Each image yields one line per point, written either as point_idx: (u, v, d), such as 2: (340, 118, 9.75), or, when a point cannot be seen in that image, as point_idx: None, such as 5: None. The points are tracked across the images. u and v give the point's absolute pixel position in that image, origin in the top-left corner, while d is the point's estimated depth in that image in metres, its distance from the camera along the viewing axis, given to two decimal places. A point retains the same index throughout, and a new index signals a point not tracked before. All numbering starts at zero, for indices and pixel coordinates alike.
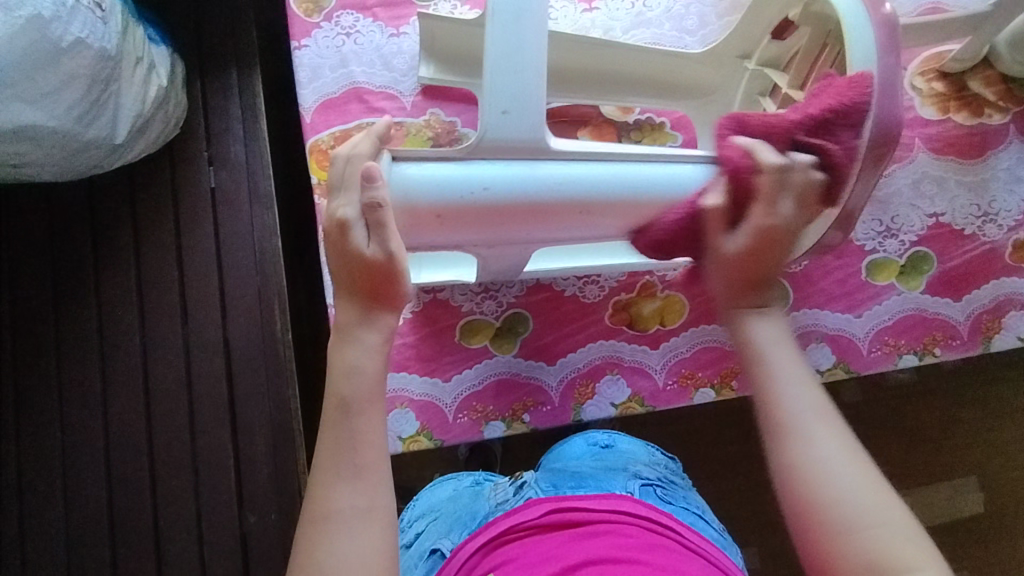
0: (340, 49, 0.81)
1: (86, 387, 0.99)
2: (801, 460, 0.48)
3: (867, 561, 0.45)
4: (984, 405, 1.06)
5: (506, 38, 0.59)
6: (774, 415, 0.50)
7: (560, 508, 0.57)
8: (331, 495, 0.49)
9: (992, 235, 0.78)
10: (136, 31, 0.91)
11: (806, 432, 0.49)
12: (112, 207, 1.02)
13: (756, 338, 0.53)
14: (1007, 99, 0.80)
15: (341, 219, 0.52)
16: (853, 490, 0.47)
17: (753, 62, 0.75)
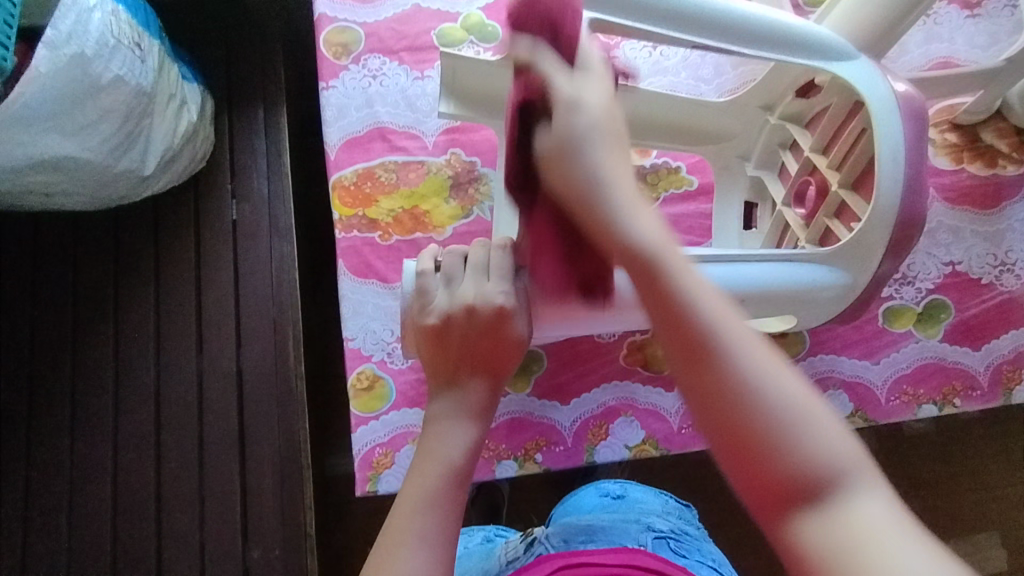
0: (366, 91, 0.84)
1: (96, 415, 0.99)
2: (711, 348, 0.42)
3: (805, 457, 0.39)
4: (1007, 457, 1.03)
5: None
6: (679, 308, 0.43)
7: (570, 565, 0.57)
8: (397, 560, 0.44)
9: (1009, 284, 0.78)
10: (171, 69, 0.95)
11: (714, 316, 0.43)
12: (137, 236, 1.05)
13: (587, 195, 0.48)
14: (1021, 151, 0.81)
15: (467, 303, 0.55)
16: (782, 387, 0.41)
17: (775, 116, 0.76)
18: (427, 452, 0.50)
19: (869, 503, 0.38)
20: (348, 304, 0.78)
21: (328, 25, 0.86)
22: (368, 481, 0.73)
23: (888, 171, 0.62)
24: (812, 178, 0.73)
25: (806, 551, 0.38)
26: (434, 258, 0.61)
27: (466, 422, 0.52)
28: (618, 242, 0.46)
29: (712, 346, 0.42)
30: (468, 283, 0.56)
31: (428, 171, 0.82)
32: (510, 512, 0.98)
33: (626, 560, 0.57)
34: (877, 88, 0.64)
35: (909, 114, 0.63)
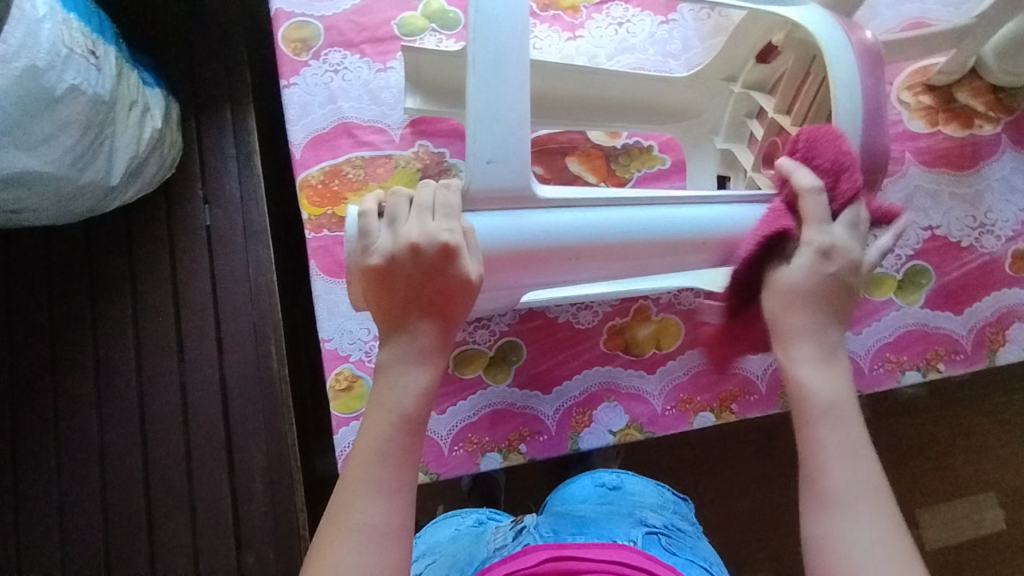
0: (328, 86, 0.82)
1: (82, 432, 0.99)
2: (827, 533, 0.45)
3: None
4: (999, 418, 1.03)
5: (486, 91, 0.56)
6: (817, 477, 0.47)
7: (558, 557, 0.56)
8: (355, 508, 0.46)
9: (990, 245, 0.77)
10: (131, 75, 0.93)
11: (843, 498, 0.46)
12: (110, 247, 1.03)
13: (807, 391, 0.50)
14: (997, 109, 0.80)
15: (411, 243, 0.50)
16: (874, 557, 0.44)
17: (739, 84, 0.75)
18: (375, 398, 0.50)
19: None
20: (322, 305, 0.77)
21: (286, 21, 0.84)
22: None
23: (846, 118, 0.60)
24: (780, 137, 0.70)
25: None
26: (379, 199, 0.54)
27: (417, 368, 0.50)
28: (812, 412, 0.49)
29: (827, 520, 0.46)
30: (414, 221, 0.51)
31: (396, 166, 0.81)
32: (505, 502, 0.98)
33: (613, 557, 0.56)
34: (834, 35, 0.62)
35: (865, 58, 0.62)
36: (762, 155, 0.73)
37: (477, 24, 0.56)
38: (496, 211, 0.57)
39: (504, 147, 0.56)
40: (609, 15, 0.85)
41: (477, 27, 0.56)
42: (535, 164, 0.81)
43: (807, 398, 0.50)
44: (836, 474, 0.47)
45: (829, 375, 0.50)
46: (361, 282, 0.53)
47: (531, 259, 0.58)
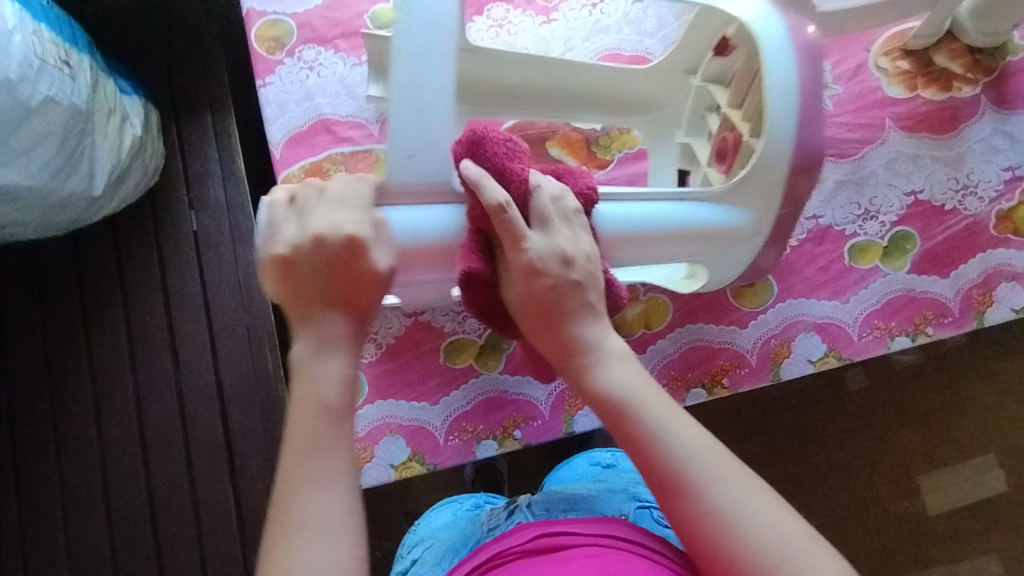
0: (304, 83, 0.82)
1: (82, 442, 0.99)
2: (701, 512, 0.43)
3: None
4: (994, 378, 1.04)
5: (410, 86, 0.54)
6: (661, 466, 0.45)
7: (549, 533, 0.57)
8: (301, 502, 0.43)
9: (973, 207, 0.77)
10: (106, 83, 0.93)
11: (707, 477, 0.44)
12: (98, 258, 1.03)
13: (612, 392, 0.48)
14: (975, 71, 0.80)
15: (318, 235, 0.48)
16: (765, 528, 0.42)
17: (697, 78, 0.74)
18: (297, 389, 0.48)
19: None
20: None
21: (258, 20, 0.84)
22: None
23: (780, 112, 0.60)
24: (729, 134, 0.69)
25: None
26: (291, 189, 0.51)
27: (335, 356, 0.48)
28: (624, 410, 0.47)
29: (698, 502, 0.43)
30: (323, 211, 0.50)
31: (377, 160, 0.81)
32: (508, 490, 0.98)
33: (600, 532, 0.56)
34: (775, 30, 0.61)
35: (803, 53, 0.61)
36: (715, 152, 0.72)
37: (405, 19, 0.54)
38: (408, 205, 0.54)
39: (425, 140, 0.54)
40: None
41: (406, 23, 0.54)
42: None
43: (619, 396, 0.47)
44: (677, 456, 0.45)
45: (621, 359, 0.50)
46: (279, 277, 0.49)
47: (451, 255, 0.55)
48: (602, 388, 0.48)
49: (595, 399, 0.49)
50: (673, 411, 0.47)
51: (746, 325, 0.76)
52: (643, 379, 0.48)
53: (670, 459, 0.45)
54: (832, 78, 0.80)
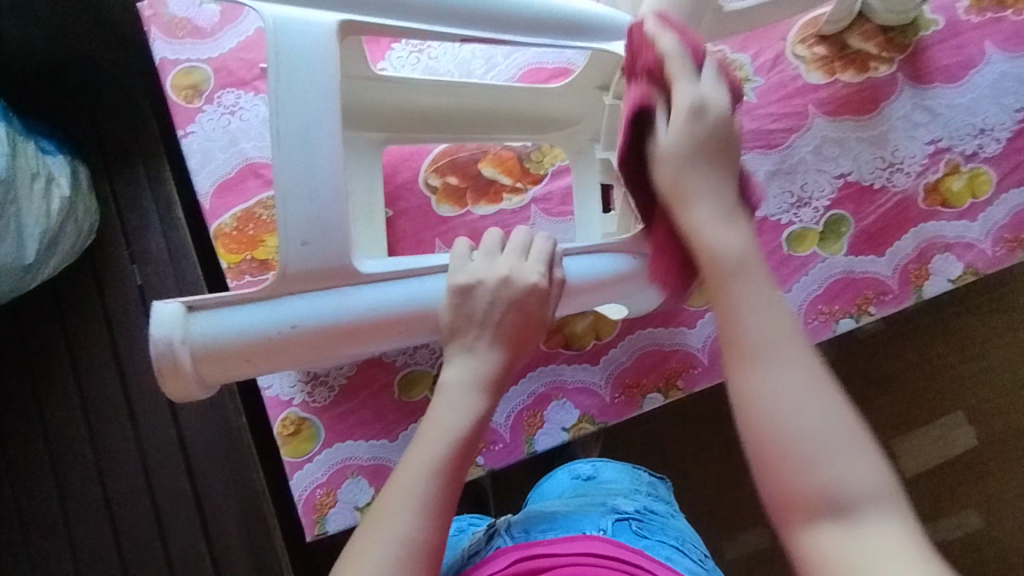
0: (227, 129, 0.81)
1: (47, 516, 0.97)
2: (757, 383, 0.43)
3: (818, 487, 0.40)
4: (959, 336, 1.03)
5: (295, 170, 0.49)
6: (737, 338, 0.44)
7: (527, 557, 0.56)
8: (366, 551, 0.44)
9: (901, 183, 0.78)
10: (26, 147, 0.90)
11: (777, 364, 0.43)
12: (42, 324, 1.01)
13: (723, 266, 0.47)
14: (890, 49, 0.81)
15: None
16: (813, 422, 0.41)
17: (610, 96, 0.71)
18: (429, 417, 0.51)
19: (886, 530, 0.39)
20: None
21: (172, 69, 0.82)
22: (316, 524, 0.72)
23: None
24: None
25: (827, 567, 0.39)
26: (183, 307, 0.50)
27: (473, 395, 0.51)
28: (728, 276, 0.46)
29: (755, 377, 0.43)
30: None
31: None
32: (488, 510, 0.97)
33: (581, 549, 0.56)
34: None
35: None
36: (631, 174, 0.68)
37: (281, 92, 0.49)
38: (306, 293, 0.51)
39: (320, 226, 0.50)
40: None
41: (281, 96, 0.49)
42: (450, 173, 0.82)
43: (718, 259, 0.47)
44: (795, 439, 0.41)
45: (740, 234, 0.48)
46: (185, 379, 0.51)
47: (357, 331, 0.52)
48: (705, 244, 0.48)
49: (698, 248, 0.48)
50: (774, 302, 0.45)
51: (695, 324, 0.76)
52: (769, 294, 0.45)
53: (785, 441, 0.41)
54: (752, 70, 0.81)
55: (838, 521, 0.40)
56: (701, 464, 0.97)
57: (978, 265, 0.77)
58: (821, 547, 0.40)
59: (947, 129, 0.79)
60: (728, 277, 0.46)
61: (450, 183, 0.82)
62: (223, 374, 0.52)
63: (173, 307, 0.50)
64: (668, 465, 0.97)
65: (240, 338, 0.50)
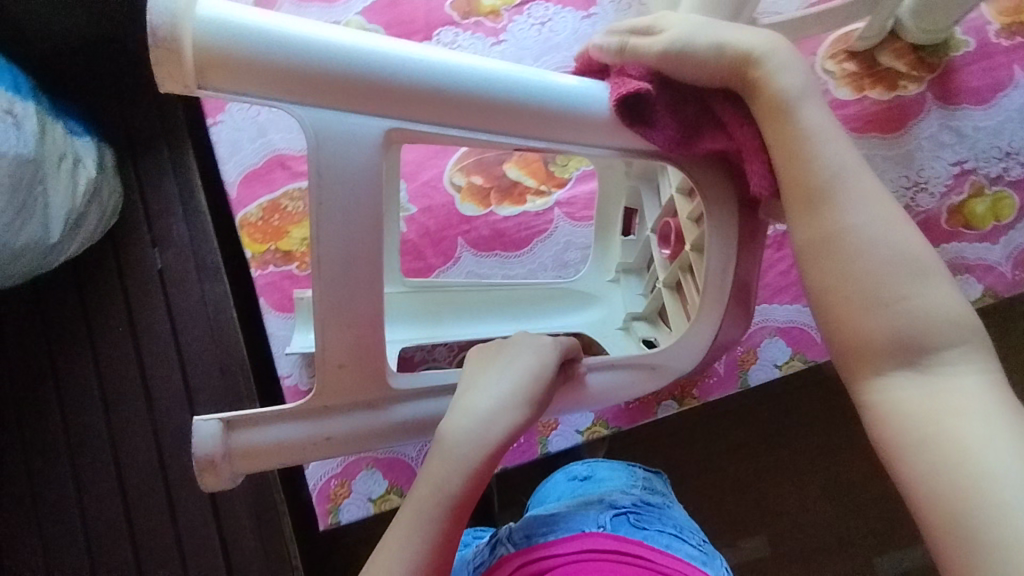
0: (256, 119, 0.81)
1: (60, 493, 0.98)
2: (841, 218, 0.44)
3: (900, 330, 0.42)
4: None
5: (341, 286, 0.46)
6: (808, 179, 0.44)
7: (528, 560, 0.57)
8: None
9: (925, 203, 0.79)
10: (55, 127, 0.91)
11: (857, 189, 0.44)
12: (63, 303, 1.02)
13: (780, 94, 0.45)
14: (920, 68, 0.81)
15: None
16: (902, 251, 0.43)
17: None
18: (431, 459, 0.49)
19: (970, 379, 0.41)
20: (277, 343, 0.77)
21: None
22: (329, 513, 0.74)
23: None
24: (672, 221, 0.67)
25: (901, 410, 0.42)
26: (220, 428, 0.49)
27: (475, 447, 0.48)
28: (779, 104, 0.45)
29: (838, 215, 0.44)
30: None
31: None
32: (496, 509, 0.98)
33: (589, 545, 0.57)
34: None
35: None
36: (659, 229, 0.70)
37: (324, 211, 0.44)
38: (348, 407, 0.52)
39: (359, 326, 0.48)
40: (531, 16, 0.85)
41: (326, 210, 0.44)
42: (475, 173, 0.82)
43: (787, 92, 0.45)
44: (875, 275, 0.42)
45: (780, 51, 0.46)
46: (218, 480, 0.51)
47: (397, 428, 0.54)
48: (774, 87, 0.45)
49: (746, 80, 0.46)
50: (837, 130, 0.46)
51: None
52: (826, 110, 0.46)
53: (864, 267, 0.43)
54: None
55: (914, 366, 0.42)
56: (708, 469, 0.98)
57: (998, 288, 0.77)
58: (893, 393, 0.42)
59: (973, 150, 0.79)
60: (790, 111, 0.45)
61: (474, 184, 0.83)
62: (254, 467, 0.51)
63: (212, 426, 0.49)
64: (675, 471, 0.98)
65: (280, 448, 0.51)
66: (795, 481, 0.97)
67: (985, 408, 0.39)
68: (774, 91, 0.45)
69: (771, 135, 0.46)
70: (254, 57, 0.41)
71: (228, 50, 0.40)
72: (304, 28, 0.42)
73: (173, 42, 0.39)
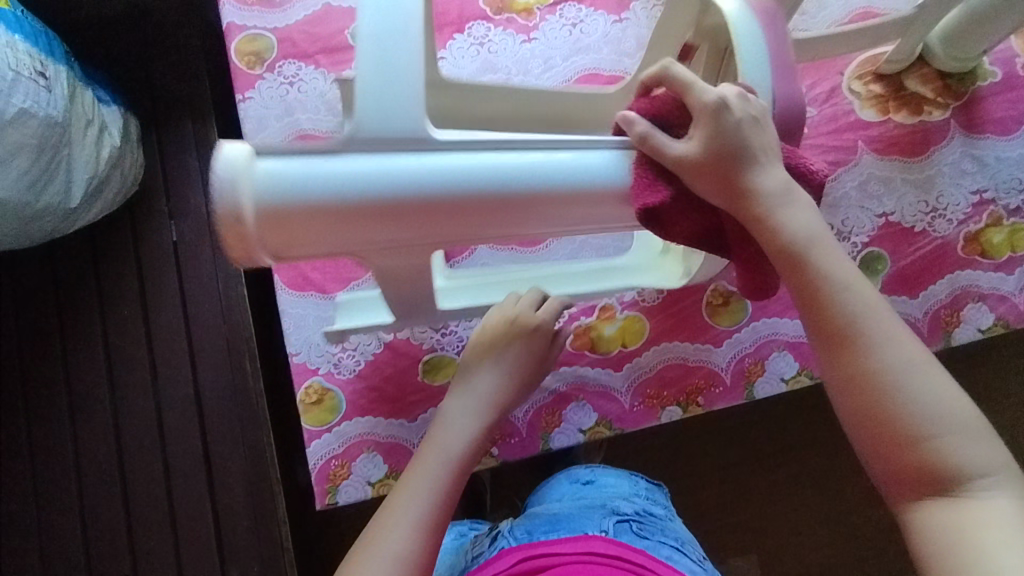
0: (284, 99, 0.82)
1: (58, 455, 0.98)
2: (871, 365, 0.48)
3: (932, 461, 0.46)
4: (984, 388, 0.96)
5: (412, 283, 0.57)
6: (835, 329, 0.49)
7: (529, 556, 0.56)
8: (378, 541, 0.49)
9: (942, 230, 0.79)
10: (84, 93, 0.92)
11: (879, 336, 0.48)
12: (77, 269, 1.02)
13: (794, 240, 0.51)
14: (946, 95, 0.82)
15: None
16: (929, 392, 0.47)
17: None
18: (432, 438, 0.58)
19: (1001, 503, 0.45)
20: (289, 319, 0.77)
21: (238, 34, 0.83)
22: (327, 493, 0.74)
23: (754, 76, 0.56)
24: None
25: (939, 539, 0.45)
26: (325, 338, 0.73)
27: (469, 418, 0.60)
28: (796, 254, 0.51)
29: (871, 361, 0.48)
30: None
31: None
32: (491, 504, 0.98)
33: (586, 549, 0.56)
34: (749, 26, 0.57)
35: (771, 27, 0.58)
36: None
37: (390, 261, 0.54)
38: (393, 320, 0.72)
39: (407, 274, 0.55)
40: (563, 16, 0.85)
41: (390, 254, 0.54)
42: None
43: (797, 238, 0.51)
44: (906, 412, 0.46)
45: (797, 197, 0.52)
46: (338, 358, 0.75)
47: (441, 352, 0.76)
48: (788, 233, 0.51)
49: (769, 230, 0.51)
50: (859, 277, 0.51)
51: (722, 344, 0.77)
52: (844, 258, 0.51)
53: (897, 407, 0.47)
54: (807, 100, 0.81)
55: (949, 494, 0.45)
56: (705, 481, 0.97)
57: (1009, 319, 0.77)
58: (932, 519, 0.46)
59: (994, 180, 0.80)
60: (805, 254, 0.51)
61: None
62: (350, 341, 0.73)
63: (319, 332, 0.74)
64: (671, 480, 0.97)
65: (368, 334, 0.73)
66: (790, 500, 0.97)
67: (1017, 528, 0.43)
68: (786, 237, 0.51)
69: (793, 284, 0.51)
70: (304, 203, 0.47)
71: (286, 205, 0.47)
72: (364, 165, 0.48)
73: (233, 214, 0.46)
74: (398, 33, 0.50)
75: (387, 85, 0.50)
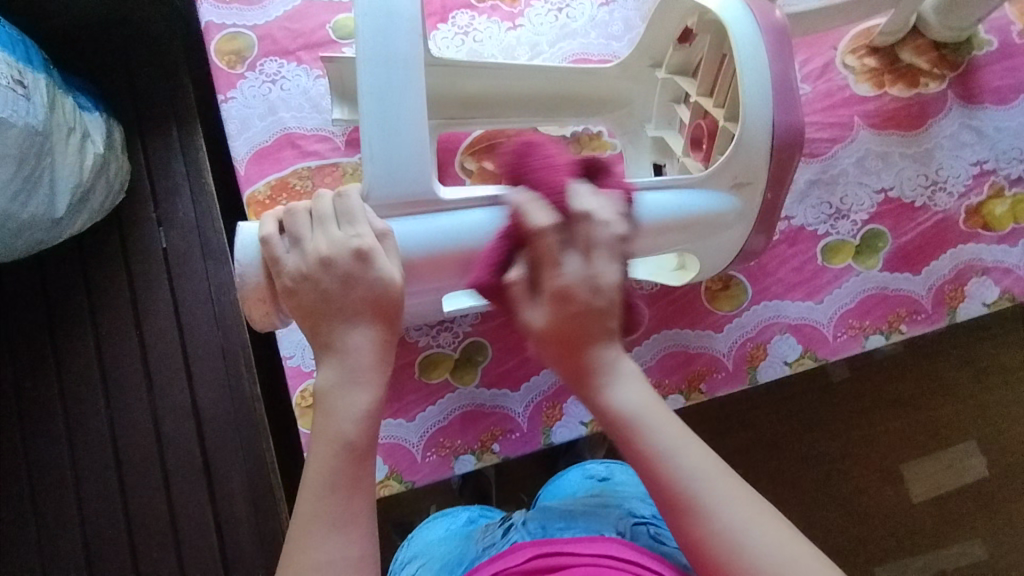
0: (267, 97, 0.80)
1: (55, 471, 0.97)
2: (707, 532, 0.43)
3: None
4: (989, 361, 0.94)
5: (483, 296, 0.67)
6: (671, 495, 0.45)
7: (543, 553, 0.52)
8: (311, 545, 0.43)
9: (943, 204, 0.77)
10: (64, 101, 0.90)
11: (717, 499, 0.44)
12: (66, 280, 1.01)
13: (622, 413, 0.47)
14: (942, 66, 0.80)
15: None
16: (769, 544, 0.42)
17: (662, 71, 0.73)
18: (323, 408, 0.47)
19: None
20: None
21: (217, 33, 0.82)
22: None
23: (755, 93, 0.58)
24: (703, 121, 0.68)
25: None
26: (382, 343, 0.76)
27: (364, 390, 0.47)
28: (630, 424, 0.47)
29: (707, 527, 0.43)
30: None
31: (344, 172, 0.79)
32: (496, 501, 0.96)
33: (600, 550, 0.52)
34: (743, 21, 0.59)
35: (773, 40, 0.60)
36: (690, 140, 0.71)
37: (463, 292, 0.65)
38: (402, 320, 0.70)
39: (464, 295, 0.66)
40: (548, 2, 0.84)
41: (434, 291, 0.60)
42: (486, 158, 0.81)
43: (624, 411, 0.47)
44: (753, 573, 0.42)
45: (632, 373, 0.49)
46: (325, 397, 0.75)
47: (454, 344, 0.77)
48: (612, 408, 0.48)
49: (603, 416, 0.48)
50: (685, 435, 0.47)
51: (722, 329, 0.76)
52: (671, 421, 0.47)
53: (743, 565, 0.42)
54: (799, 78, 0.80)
55: None
56: None
57: (1014, 292, 0.76)
58: None
59: (994, 151, 0.78)
60: (634, 425, 0.47)
61: (484, 170, 0.82)
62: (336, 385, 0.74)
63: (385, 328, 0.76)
64: None
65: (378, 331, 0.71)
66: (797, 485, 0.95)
67: None
68: (610, 414, 0.48)
69: (629, 457, 0.47)
70: None
71: None
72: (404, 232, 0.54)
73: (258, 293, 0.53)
74: (403, 91, 0.53)
75: (392, 147, 0.53)
